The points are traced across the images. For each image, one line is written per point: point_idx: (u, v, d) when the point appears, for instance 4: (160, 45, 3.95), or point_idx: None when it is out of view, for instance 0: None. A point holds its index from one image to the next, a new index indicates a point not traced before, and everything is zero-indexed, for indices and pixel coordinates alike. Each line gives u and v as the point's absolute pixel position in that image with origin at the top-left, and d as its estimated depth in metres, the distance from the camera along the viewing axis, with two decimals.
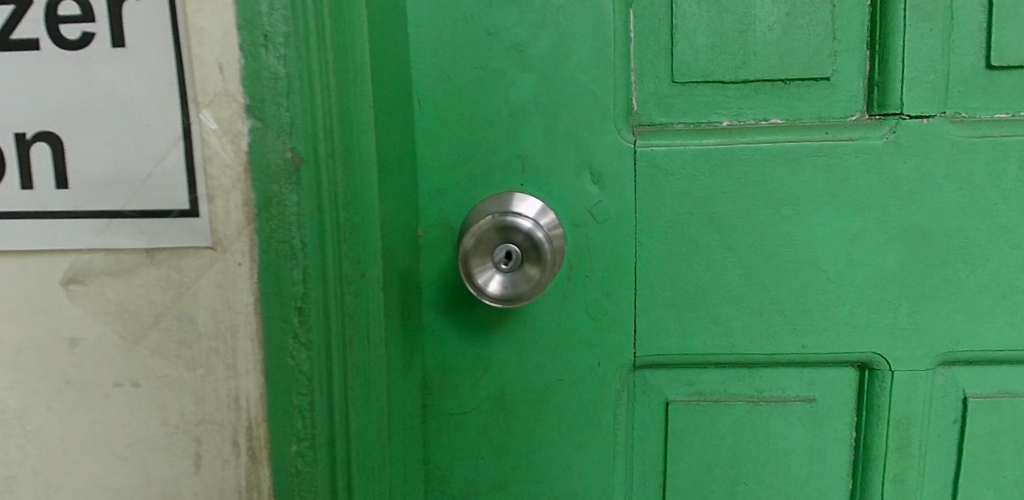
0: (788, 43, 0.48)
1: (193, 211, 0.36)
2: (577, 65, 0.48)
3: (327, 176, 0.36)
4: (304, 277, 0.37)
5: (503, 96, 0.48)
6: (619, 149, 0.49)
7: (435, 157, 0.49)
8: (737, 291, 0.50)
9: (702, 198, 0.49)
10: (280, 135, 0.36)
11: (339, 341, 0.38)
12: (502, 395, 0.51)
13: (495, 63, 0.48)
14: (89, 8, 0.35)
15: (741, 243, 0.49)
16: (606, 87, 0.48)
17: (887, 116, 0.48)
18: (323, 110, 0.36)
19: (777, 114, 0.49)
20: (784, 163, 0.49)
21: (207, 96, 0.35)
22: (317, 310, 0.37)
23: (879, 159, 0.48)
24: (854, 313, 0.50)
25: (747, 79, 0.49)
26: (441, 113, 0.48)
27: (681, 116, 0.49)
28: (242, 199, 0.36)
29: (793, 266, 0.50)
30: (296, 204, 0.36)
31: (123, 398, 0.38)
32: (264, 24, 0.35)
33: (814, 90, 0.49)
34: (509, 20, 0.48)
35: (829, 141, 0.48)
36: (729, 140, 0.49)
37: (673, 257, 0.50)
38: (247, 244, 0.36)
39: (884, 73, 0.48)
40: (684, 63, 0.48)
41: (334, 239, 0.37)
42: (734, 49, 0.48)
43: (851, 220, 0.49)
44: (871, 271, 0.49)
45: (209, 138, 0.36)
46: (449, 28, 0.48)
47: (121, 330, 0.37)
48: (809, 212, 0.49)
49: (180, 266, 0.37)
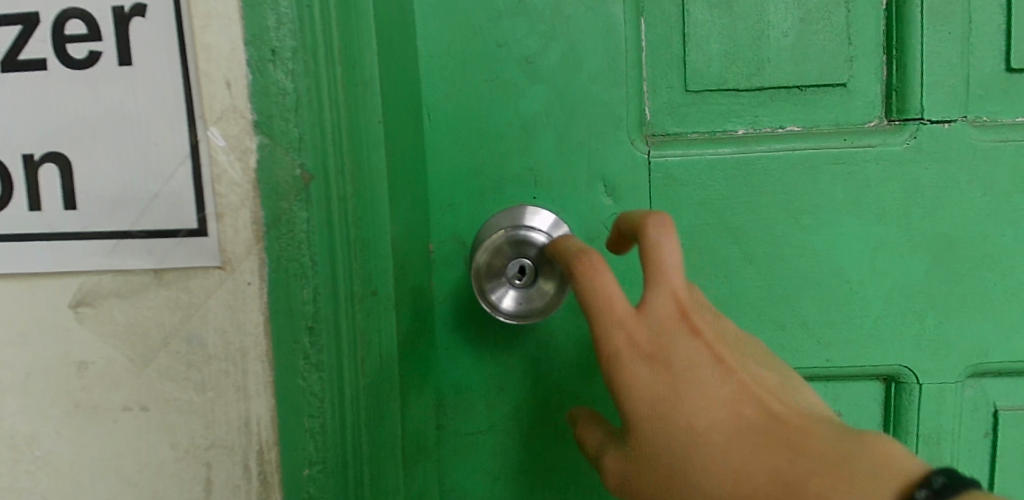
0: (803, 49, 0.47)
1: (202, 230, 0.35)
2: (589, 75, 0.47)
3: (337, 191, 0.36)
4: (315, 296, 0.36)
5: (514, 108, 0.47)
6: (633, 160, 0.48)
7: (446, 171, 0.48)
8: (758, 304, 0.48)
9: (719, 209, 0.48)
10: (289, 151, 0.35)
11: (350, 359, 0.37)
12: (517, 413, 0.49)
13: (505, 75, 0.47)
14: (96, 26, 0.35)
15: (760, 253, 0.48)
16: (618, 97, 0.47)
17: (907, 121, 0.47)
18: (333, 125, 0.35)
19: (794, 122, 0.48)
20: (802, 172, 0.48)
21: (215, 113, 0.35)
22: (328, 330, 0.36)
23: (901, 165, 0.47)
24: (880, 325, 0.48)
25: (762, 87, 0.48)
26: (451, 127, 0.48)
27: (696, 125, 0.48)
28: (251, 217, 0.35)
29: (815, 277, 0.48)
30: (306, 222, 0.35)
31: (132, 422, 0.37)
32: (272, 39, 0.34)
33: (831, 95, 0.48)
34: (518, 31, 0.47)
35: (849, 147, 0.47)
36: (746, 148, 0.48)
37: (691, 270, 0.48)
38: (256, 263, 0.35)
39: (903, 78, 0.47)
40: (698, 71, 0.47)
41: (345, 256, 0.36)
42: (748, 57, 0.47)
43: (873, 228, 0.48)
44: (896, 280, 0.48)
45: (218, 156, 0.35)
46: (457, 40, 0.47)
47: (130, 353, 0.37)
48: (830, 222, 0.48)
49: (189, 286, 0.36)
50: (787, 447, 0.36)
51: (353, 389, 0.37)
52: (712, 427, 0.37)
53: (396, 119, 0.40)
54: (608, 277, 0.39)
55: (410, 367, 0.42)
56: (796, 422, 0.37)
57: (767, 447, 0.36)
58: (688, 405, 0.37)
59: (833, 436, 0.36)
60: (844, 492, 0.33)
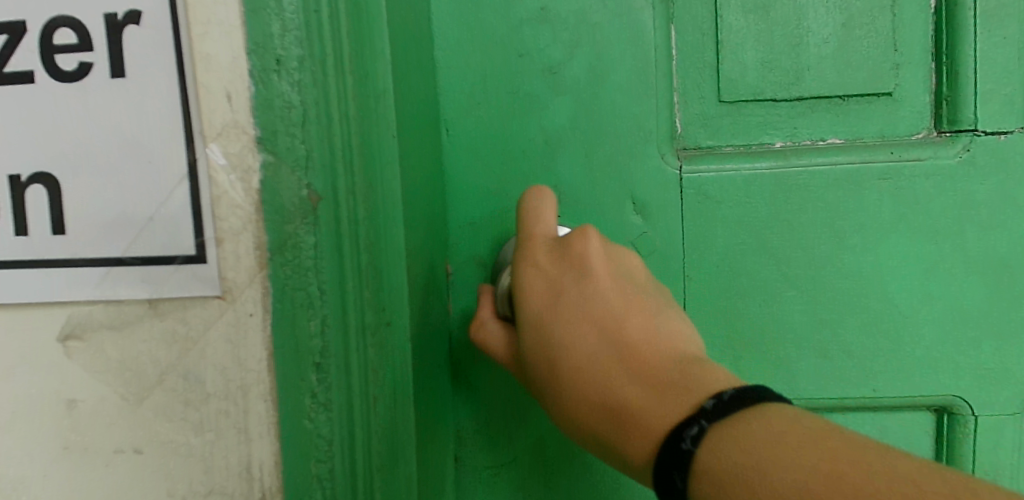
0: (846, 56, 0.43)
1: (200, 257, 0.32)
2: (616, 86, 0.44)
3: (347, 213, 0.32)
4: (323, 329, 0.32)
5: (537, 121, 0.44)
6: (664, 178, 0.44)
7: (463, 188, 0.45)
8: (800, 329, 0.45)
9: (758, 227, 0.45)
10: (295, 170, 0.32)
11: (362, 400, 0.33)
12: (540, 448, 0.45)
13: (528, 86, 0.44)
14: (87, 36, 0.32)
15: (801, 274, 0.45)
16: (649, 108, 0.44)
17: (960, 133, 0.44)
18: (342, 140, 0.32)
19: (836, 133, 0.44)
20: (847, 187, 0.44)
21: (215, 128, 0.32)
22: (337, 366, 0.33)
23: (952, 180, 0.44)
24: (930, 352, 0.45)
25: (802, 97, 0.44)
26: (469, 141, 0.44)
27: (730, 138, 0.45)
28: (254, 242, 0.32)
29: (861, 301, 0.45)
30: (313, 247, 0.32)
31: (125, 467, 0.34)
32: (276, 48, 0.31)
33: (876, 105, 0.44)
34: (542, 40, 0.43)
35: (896, 162, 0.44)
36: (785, 162, 0.44)
37: (728, 294, 0.45)
38: (259, 292, 0.32)
39: (954, 86, 0.43)
40: (732, 81, 0.44)
41: (355, 285, 0.33)
42: (786, 65, 0.44)
43: (924, 249, 0.44)
44: (947, 304, 0.45)
45: (218, 176, 0.32)
46: (476, 50, 0.44)
47: (124, 391, 0.34)
48: (877, 243, 0.44)
49: (186, 318, 0.33)
50: (639, 372, 0.33)
51: (365, 431, 0.34)
52: (576, 347, 0.35)
53: (413, 132, 0.38)
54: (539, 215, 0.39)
55: (427, 403, 0.39)
56: (652, 347, 0.34)
57: (616, 368, 0.34)
58: (555, 319, 0.36)
59: (684, 364, 0.33)
60: (665, 419, 0.31)
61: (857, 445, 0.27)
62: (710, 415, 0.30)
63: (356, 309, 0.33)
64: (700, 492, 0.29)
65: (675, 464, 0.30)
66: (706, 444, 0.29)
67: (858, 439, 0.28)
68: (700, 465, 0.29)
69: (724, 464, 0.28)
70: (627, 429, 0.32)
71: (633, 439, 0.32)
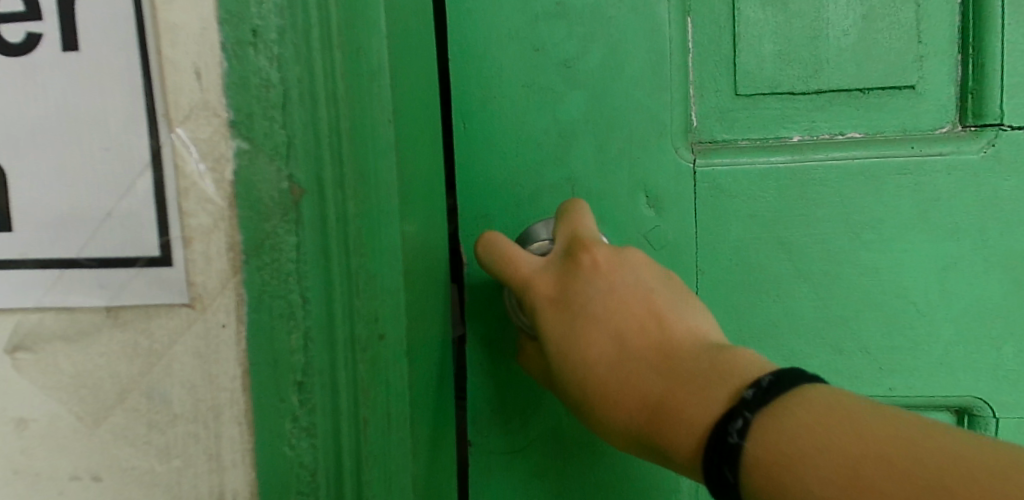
0: (866, 48, 0.46)
1: (165, 259, 0.28)
2: (632, 77, 0.46)
3: (336, 209, 0.28)
4: (306, 343, 0.28)
5: (555, 114, 0.47)
6: (677, 169, 0.47)
7: (484, 176, 0.47)
8: (813, 323, 0.48)
9: (771, 219, 0.47)
10: (274, 159, 0.27)
11: (350, 422, 0.29)
12: (555, 431, 0.49)
13: (546, 80, 0.46)
14: (37, 5, 0.28)
15: (813, 261, 0.47)
16: (662, 102, 0.46)
17: (983, 127, 0.46)
18: (330, 125, 0.28)
19: (854, 128, 0.47)
20: (864, 181, 0.47)
21: (182, 111, 0.27)
22: (322, 386, 0.28)
23: (975, 176, 0.46)
24: (948, 352, 0.48)
25: (821, 90, 0.47)
26: (493, 132, 0.47)
27: (747, 132, 0.47)
28: (227, 243, 0.28)
29: (871, 295, 0.48)
30: (295, 249, 0.28)
31: (83, 495, 0.30)
32: (253, 17, 0.27)
33: (896, 99, 0.46)
34: (557, 36, 0.46)
35: (915, 157, 0.46)
36: (802, 157, 0.47)
37: (739, 284, 0.48)
38: (232, 300, 0.28)
39: (979, 79, 0.46)
40: (749, 74, 0.47)
41: (343, 295, 0.29)
42: (805, 58, 0.46)
43: (946, 246, 0.47)
44: (968, 300, 0.47)
45: (185, 165, 0.27)
46: (500, 46, 0.46)
47: (80, 411, 0.29)
48: (891, 237, 0.47)
49: (150, 328, 0.29)
50: (665, 372, 0.35)
51: (357, 453, 0.30)
52: (601, 354, 0.37)
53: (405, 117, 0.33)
54: (509, 249, 0.41)
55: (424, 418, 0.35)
56: (677, 341, 0.37)
57: (648, 368, 0.36)
58: (582, 332, 0.38)
59: (709, 355, 0.35)
60: (699, 414, 0.33)
61: (898, 419, 0.29)
62: (752, 405, 0.31)
63: (347, 317, 0.29)
64: (752, 481, 0.30)
65: (724, 458, 0.31)
66: (752, 432, 0.30)
67: (899, 415, 0.29)
68: (750, 455, 0.30)
69: (769, 443, 0.29)
70: (667, 427, 0.34)
71: (676, 440, 0.33)
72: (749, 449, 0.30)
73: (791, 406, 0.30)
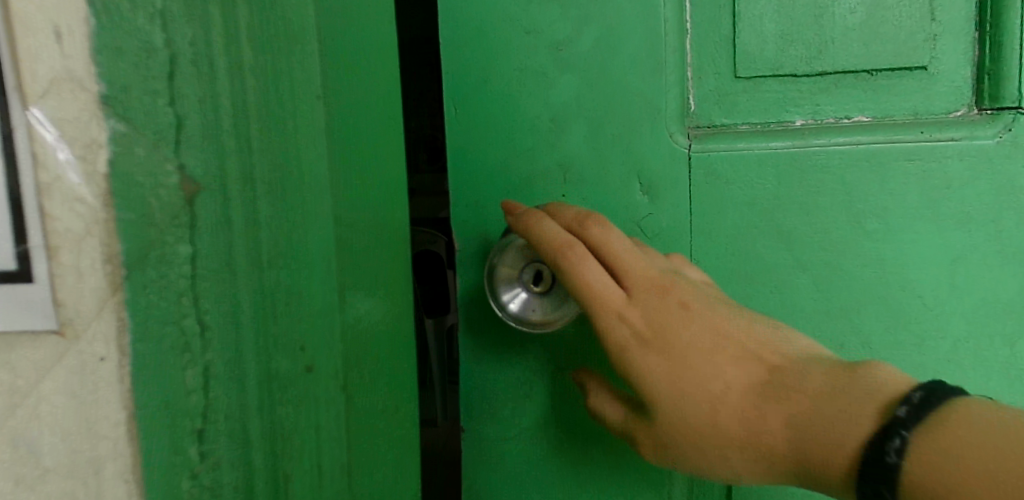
0: (875, 26, 0.40)
1: (23, 274, 0.21)
2: (628, 56, 0.41)
3: (241, 209, 0.23)
4: (206, 379, 0.23)
5: (541, 99, 0.42)
6: (673, 154, 0.42)
7: (469, 168, 0.43)
8: (812, 318, 0.42)
9: (768, 207, 0.42)
10: (159, 142, 0.22)
11: (267, 473, 0.25)
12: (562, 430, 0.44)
13: (530, 60, 0.42)
14: None
15: (815, 255, 0.42)
16: (661, 83, 0.41)
17: (1001, 111, 0.40)
18: (231, 106, 0.23)
19: (862, 111, 0.41)
20: (867, 167, 0.41)
21: (38, 81, 0.21)
22: (225, 431, 0.24)
23: (992, 163, 0.40)
24: (957, 346, 0.42)
25: (825, 71, 0.41)
26: (467, 120, 0.42)
27: (748, 115, 0.42)
28: (101, 253, 0.21)
29: (880, 295, 0.42)
30: (193, 259, 0.22)
31: None
32: None
33: (909, 78, 0.41)
34: (542, 13, 0.41)
35: (925, 142, 0.40)
36: (803, 143, 0.41)
37: (738, 277, 0.42)
38: (110, 326, 0.22)
39: (997, 60, 0.40)
40: (749, 53, 0.41)
41: (252, 324, 0.24)
42: (809, 36, 0.41)
43: (952, 235, 0.41)
44: (985, 294, 0.41)
45: (43, 152, 0.21)
46: (467, 20, 0.42)
47: None
48: (901, 229, 0.41)
49: (8, 360, 0.22)
50: (772, 390, 0.32)
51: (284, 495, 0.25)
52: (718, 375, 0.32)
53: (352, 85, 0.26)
54: (576, 253, 0.34)
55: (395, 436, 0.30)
56: (787, 350, 0.33)
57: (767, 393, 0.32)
58: (675, 355, 0.33)
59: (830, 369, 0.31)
60: (853, 433, 0.28)
61: None
62: (909, 424, 0.27)
63: (264, 338, 0.24)
64: None
65: (880, 480, 0.27)
66: (912, 455, 0.27)
67: None
68: (911, 483, 0.26)
69: (926, 473, 0.26)
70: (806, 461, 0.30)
71: (826, 465, 0.29)
72: (908, 473, 0.26)
73: (945, 429, 0.27)
